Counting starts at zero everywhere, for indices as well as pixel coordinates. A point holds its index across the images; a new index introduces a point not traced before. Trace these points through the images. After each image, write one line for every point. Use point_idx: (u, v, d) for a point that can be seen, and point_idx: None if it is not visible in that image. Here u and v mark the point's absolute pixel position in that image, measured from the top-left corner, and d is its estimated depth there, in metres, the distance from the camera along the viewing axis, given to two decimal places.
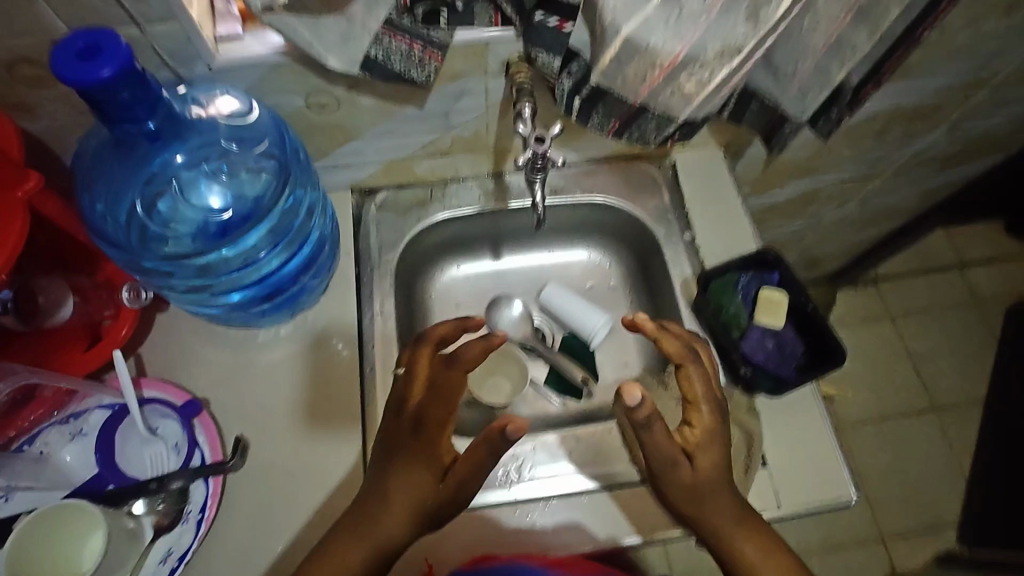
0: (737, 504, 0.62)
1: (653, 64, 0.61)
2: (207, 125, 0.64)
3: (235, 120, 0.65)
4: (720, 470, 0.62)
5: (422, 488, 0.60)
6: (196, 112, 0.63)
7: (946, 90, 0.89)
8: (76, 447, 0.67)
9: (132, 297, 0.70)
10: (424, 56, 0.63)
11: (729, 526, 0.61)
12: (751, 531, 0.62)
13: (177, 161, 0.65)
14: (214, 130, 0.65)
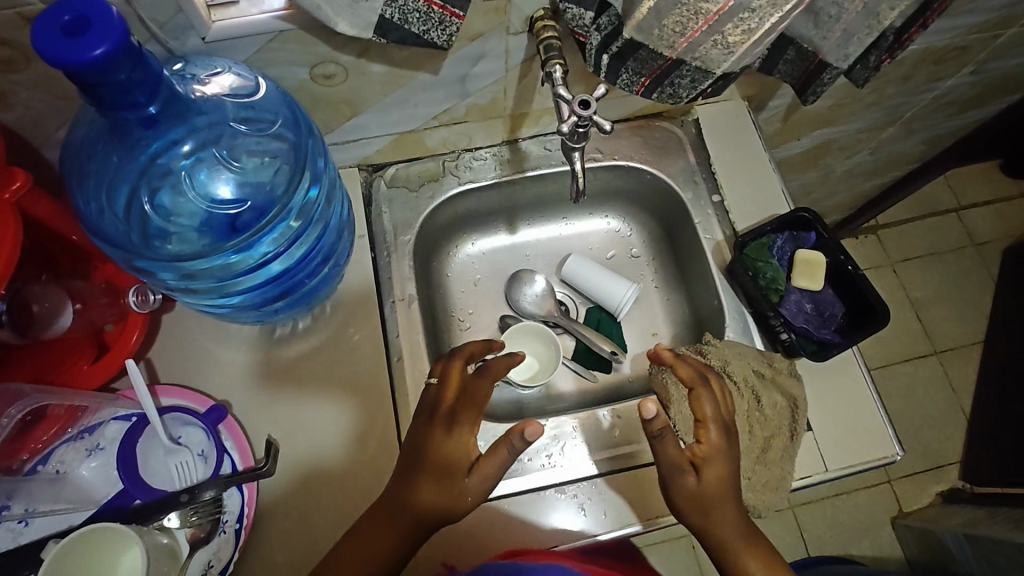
0: (742, 514, 0.62)
1: (698, 12, 0.57)
2: (212, 104, 0.56)
3: (241, 99, 0.58)
4: (727, 478, 0.62)
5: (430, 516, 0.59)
6: (198, 91, 0.55)
7: (978, 29, 0.84)
8: (95, 462, 0.63)
9: (140, 302, 0.66)
10: (445, 16, 0.56)
11: (731, 536, 0.61)
12: (750, 542, 0.62)
13: (179, 147, 0.57)
14: (220, 109, 0.57)
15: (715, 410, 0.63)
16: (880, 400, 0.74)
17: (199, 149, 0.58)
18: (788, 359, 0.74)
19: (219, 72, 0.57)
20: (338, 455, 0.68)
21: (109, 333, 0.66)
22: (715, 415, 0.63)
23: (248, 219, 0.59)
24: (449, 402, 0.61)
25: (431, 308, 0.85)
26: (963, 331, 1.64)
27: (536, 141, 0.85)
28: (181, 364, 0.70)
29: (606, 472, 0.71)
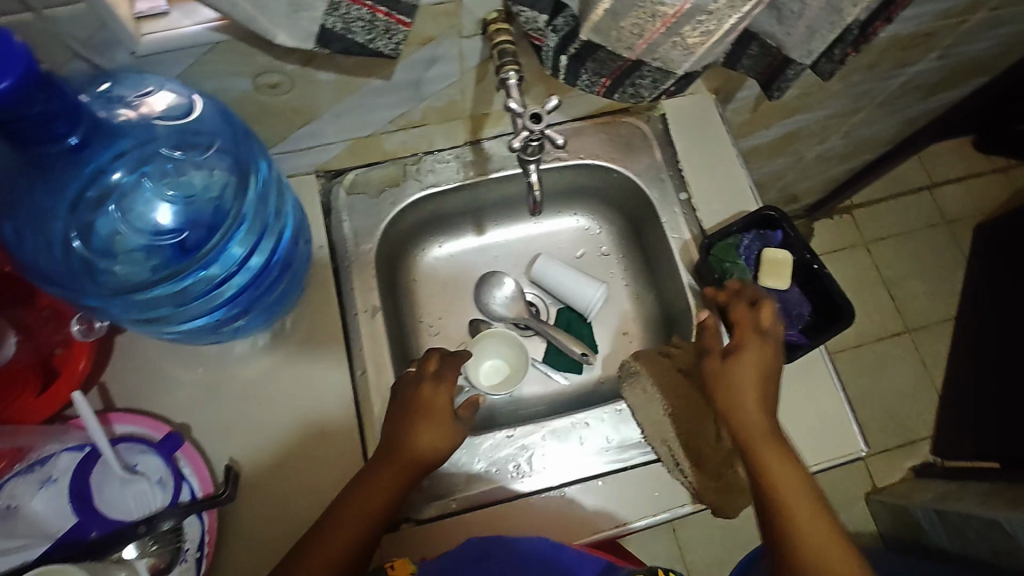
0: (769, 423, 0.63)
1: (653, 16, 0.54)
2: (141, 128, 0.55)
3: (172, 120, 0.56)
4: (756, 383, 0.64)
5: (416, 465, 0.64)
6: (124, 114, 0.54)
7: (945, 15, 0.83)
8: (46, 495, 0.60)
9: (85, 331, 0.64)
10: (390, 24, 0.54)
11: (761, 447, 0.62)
12: (779, 455, 0.61)
13: (112, 177, 0.56)
14: (150, 133, 0.56)
15: (774, 328, 0.67)
16: (845, 397, 0.75)
17: (133, 176, 0.57)
18: None
19: (150, 92, 0.55)
20: (302, 474, 0.67)
21: (56, 361, 0.63)
22: (756, 325, 0.68)
23: (199, 237, 0.57)
24: (430, 375, 0.69)
25: (397, 315, 0.84)
26: (934, 308, 1.66)
27: (499, 141, 0.82)
28: (134, 387, 0.68)
29: (574, 481, 0.71)
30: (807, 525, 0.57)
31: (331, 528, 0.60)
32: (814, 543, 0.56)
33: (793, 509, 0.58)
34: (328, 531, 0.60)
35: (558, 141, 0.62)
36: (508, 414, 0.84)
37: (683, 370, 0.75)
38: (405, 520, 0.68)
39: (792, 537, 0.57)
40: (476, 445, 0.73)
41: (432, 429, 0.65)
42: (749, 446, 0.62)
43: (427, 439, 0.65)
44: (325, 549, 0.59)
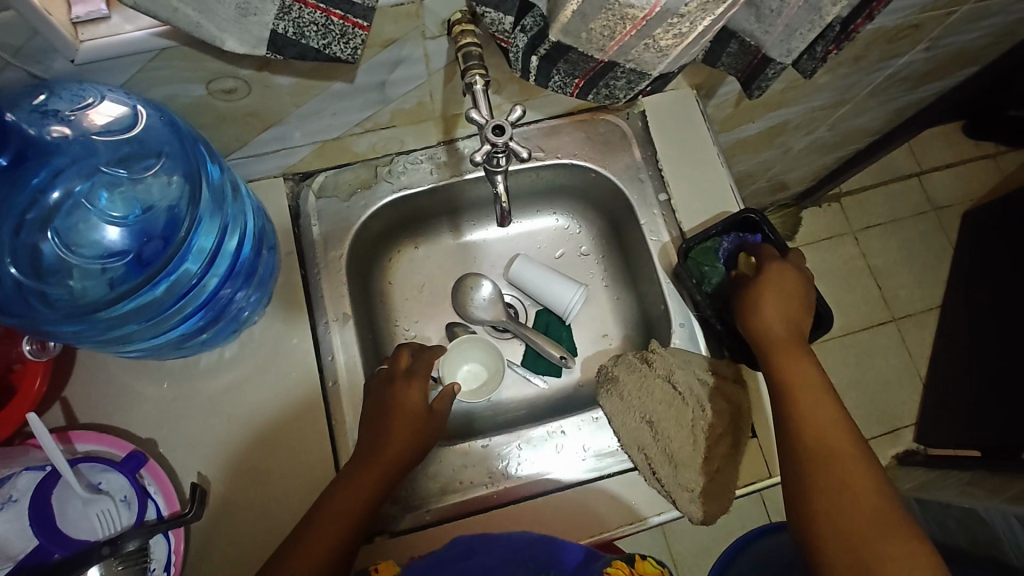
0: (795, 336, 0.65)
1: (623, 19, 0.51)
2: (77, 144, 0.55)
3: (113, 131, 0.55)
4: (784, 302, 0.67)
5: (411, 428, 0.66)
6: (56, 131, 0.53)
7: (931, 7, 0.81)
8: (5, 517, 0.58)
9: (37, 350, 0.61)
10: (346, 28, 0.51)
11: (784, 358, 0.64)
12: (795, 364, 0.64)
13: (53, 199, 0.55)
14: (90, 149, 0.55)
15: (792, 259, 0.71)
16: None
17: (79, 195, 0.56)
18: (734, 366, 0.73)
19: (90, 104, 0.53)
20: (269, 488, 0.65)
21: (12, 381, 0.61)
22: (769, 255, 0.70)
23: (156, 247, 0.57)
24: (402, 370, 0.70)
25: (371, 321, 0.82)
26: (921, 297, 1.66)
27: (474, 141, 0.80)
28: (97, 402, 0.66)
29: (549, 491, 0.70)
30: (825, 430, 0.59)
31: (343, 481, 0.62)
32: (832, 444, 0.58)
33: (806, 414, 0.60)
34: (341, 484, 0.61)
35: (523, 151, 0.59)
36: (485, 419, 0.83)
37: (664, 377, 0.71)
38: (379, 532, 0.67)
39: (811, 441, 0.59)
40: (450, 457, 0.71)
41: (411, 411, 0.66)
42: (772, 358, 0.65)
43: (413, 412, 0.66)
44: (343, 500, 0.60)
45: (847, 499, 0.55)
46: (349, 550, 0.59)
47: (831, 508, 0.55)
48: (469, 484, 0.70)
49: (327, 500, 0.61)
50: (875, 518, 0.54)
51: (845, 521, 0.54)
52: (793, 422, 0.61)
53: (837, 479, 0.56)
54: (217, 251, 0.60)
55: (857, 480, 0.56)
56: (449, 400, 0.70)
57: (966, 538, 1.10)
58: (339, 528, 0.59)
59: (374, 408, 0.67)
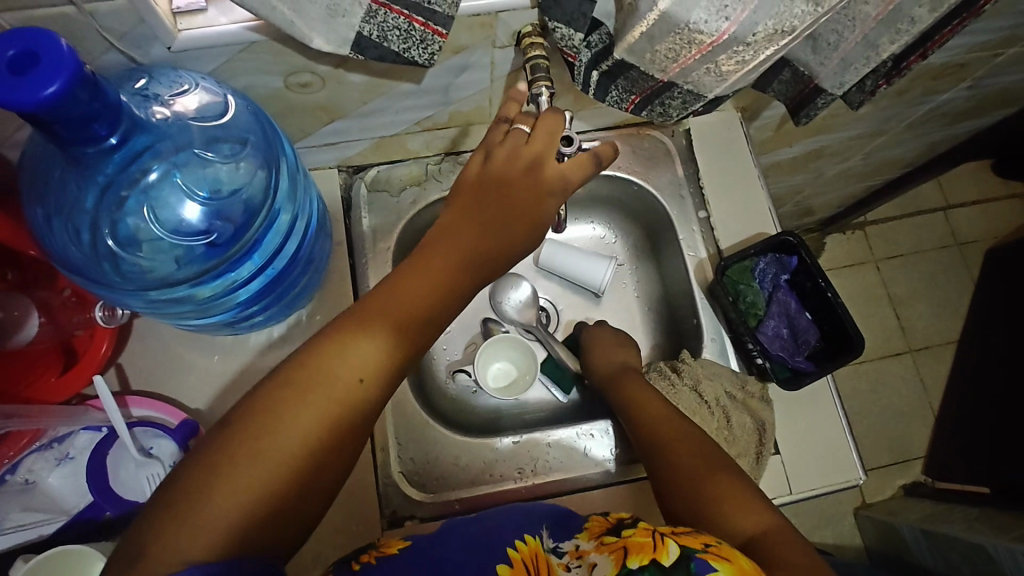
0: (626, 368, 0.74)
1: (690, 43, 0.53)
2: (175, 125, 0.56)
3: (207, 119, 0.57)
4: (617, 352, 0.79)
5: (448, 272, 0.56)
6: (159, 113, 0.54)
7: (980, 48, 0.82)
8: (64, 472, 0.62)
9: (107, 317, 0.66)
10: (426, 34, 0.54)
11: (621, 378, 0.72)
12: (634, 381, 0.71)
13: (149, 177, 0.56)
14: (185, 131, 0.56)
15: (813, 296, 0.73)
16: (848, 425, 0.75)
17: (165, 176, 0.57)
18: (761, 383, 0.75)
19: (186, 90, 0.55)
20: None
21: (75, 346, 0.65)
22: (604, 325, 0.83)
23: (229, 232, 0.59)
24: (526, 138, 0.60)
25: None
26: (939, 330, 1.66)
27: None
28: (151, 371, 0.69)
29: (572, 491, 0.72)
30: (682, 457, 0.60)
31: (338, 332, 0.50)
32: (669, 436, 0.62)
33: (647, 414, 0.66)
34: (327, 341, 0.50)
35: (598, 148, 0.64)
36: (512, 416, 0.85)
37: (691, 387, 0.74)
38: (408, 517, 0.69)
39: (654, 438, 0.63)
40: (479, 448, 0.74)
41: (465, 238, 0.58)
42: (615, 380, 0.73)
43: (451, 256, 0.57)
44: (333, 372, 0.48)
45: (681, 467, 0.59)
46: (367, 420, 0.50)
47: (683, 474, 0.58)
48: (497, 470, 0.74)
49: (315, 360, 0.48)
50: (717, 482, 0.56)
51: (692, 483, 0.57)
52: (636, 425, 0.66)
53: (712, 496, 0.55)
54: (284, 238, 0.63)
55: (695, 452, 0.60)
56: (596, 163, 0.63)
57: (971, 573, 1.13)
58: (337, 400, 0.48)
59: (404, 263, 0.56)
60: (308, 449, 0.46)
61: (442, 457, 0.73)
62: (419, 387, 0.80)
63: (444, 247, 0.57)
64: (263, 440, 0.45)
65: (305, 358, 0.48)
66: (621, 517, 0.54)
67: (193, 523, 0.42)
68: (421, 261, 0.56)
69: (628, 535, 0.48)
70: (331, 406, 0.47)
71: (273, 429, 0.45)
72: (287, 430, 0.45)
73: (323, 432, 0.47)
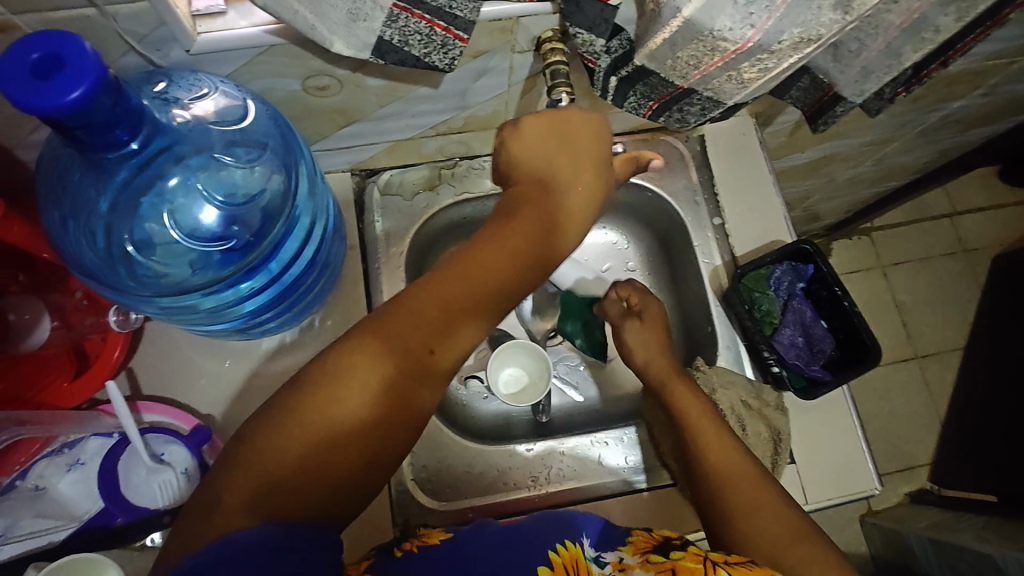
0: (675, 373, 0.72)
1: (713, 51, 0.53)
2: (195, 129, 0.55)
3: (227, 124, 0.56)
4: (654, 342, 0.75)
5: (523, 248, 0.53)
6: (179, 116, 0.53)
7: (997, 56, 0.82)
8: (75, 477, 0.62)
9: (121, 322, 0.64)
10: (447, 39, 0.53)
11: (671, 388, 0.70)
12: (685, 394, 0.69)
13: (169, 183, 0.55)
14: (206, 136, 0.55)
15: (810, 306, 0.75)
16: (863, 434, 0.75)
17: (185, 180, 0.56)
18: (776, 393, 0.74)
19: (205, 94, 0.54)
20: None
21: (87, 349, 0.64)
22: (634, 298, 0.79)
23: (246, 237, 0.59)
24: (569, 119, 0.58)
25: None
26: (945, 336, 1.66)
27: None
28: (162, 376, 0.69)
29: (586, 500, 0.72)
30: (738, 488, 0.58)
31: (416, 300, 0.49)
32: (730, 470, 0.61)
33: (702, 435, 0.65)
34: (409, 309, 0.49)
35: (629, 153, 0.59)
36: (523, 423, 0.84)
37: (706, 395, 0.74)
38: (421, 523, 0.69)
39: (710, 470, 0.62)
40: (493, 456, 0.74)
41: (535, 211, 0.54)
42: (665, 390, 0.71)
43: (528, 232, 0.54)
44: (406, 337, 0.48)
45: (744, 504, 0.57)
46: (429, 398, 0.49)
47: (747, 512, 0.57)
48: (511, 476, 0.73)
49: (388, 322, 0.48)
50: (783, 525, 0.55)
51: (757, 524, 0.55)
52: (690, 450, 0.64)
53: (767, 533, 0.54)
54: (301, 244, 0.63)
55: (758, 491, 0.58)
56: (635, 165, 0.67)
57: None
58: (410, 362, 0.48)
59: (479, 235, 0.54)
60: (374, 418, 0.46)
61: (455, 465, 0.73)
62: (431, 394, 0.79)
63: (524, 215, 0.54)
64: (324, 401, 0.45)
65: (382, 316, 0.49)
66: (665, 535, 0.54)
67: (241, 475, 0.44)
68: (501, 235, 0.53)
69: (677, 558, 0.48)
70: (397, 370, 0.47)
71: (343, 391, 0.46)
72: (357, 390, 0.46)
73: (391, 398, 0.47)
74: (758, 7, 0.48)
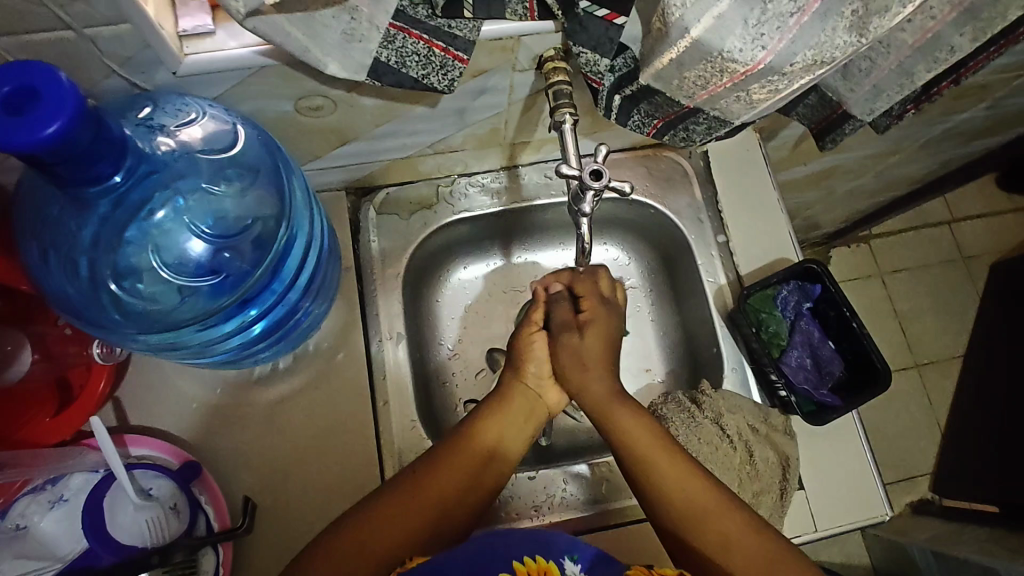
0: (612, 396, 0.65)
1: (723, 72, 0.51)
2: (181, 156, 0.53)
3: (215, 151, 0.54)
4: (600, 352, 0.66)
5: (527, 402, 0.66)
6: (163, 144, 0.51)
7: (1004, 71, 0.81)
8: (57, 515, 0.58)
9: (105, 354, 0.63)
10: (446, 60, 0.52)
11: (615, 419, 0.63)
12: (635, 424, 0.63)
13: (155, 214, 0.53)
14: (194, 163, 0.54)
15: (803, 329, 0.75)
16: (872, 457, 0.73)
17: (172, 212, 0.54)
18: (784, 416, 0.73)
19: (192, 119, 0.52)
20: (321, 499, 0.65)
21: (71, 381, 0.62)
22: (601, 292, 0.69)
23: (240, 265, 0.57)
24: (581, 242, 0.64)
25: (419, 339, 0.81)
26: None
27: (536, 168, 0.81)
28: (150, 405, 0.66)
29: (590, 530, 0.70)
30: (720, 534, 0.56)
31: (450, 456, 0.60)
32: (693, 505, 0.57)
33: (653, 469, 0.60)
34: (453, 448, 0.60)
35: (625, 188, 0.56)
36: None
37: (712, 420, 0.71)
38: None
39: (665, 509, 0.58)
40: None
41: (539, 369, 0.68)
42: (609, 422, 0.64)
43: (528, 397, 0.67)
44: (451, 467, 0.59)
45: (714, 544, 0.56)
46: (483, 497, 0.60)
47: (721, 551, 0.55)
48: (513, 505, 0.71)
49: (427, 476, 0.58)
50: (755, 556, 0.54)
51: (731, 563, 0.55)
52: (648, 489, 0.60)
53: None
54: (297, 272, 0.61)
55: (728, 526, 0.56)
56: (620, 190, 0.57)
57: None
58: (455, 484, 0.59)
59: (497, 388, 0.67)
60: (421, 518, 0.56)
61: None
62: (430, 420, 0.76)
63: (517, 384, 0.67)
64: (366, 536, 0.54)
65: (416, 477, 0.58)
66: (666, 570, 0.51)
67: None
68: (501, 400, 0.65)
69: None
70: (442, 499, 0.58)
71: (396, 507, 0.56)
72: (410, 507, 0.56)
73: (437, 512, 0.57)
74: (768, 27, 0.46)
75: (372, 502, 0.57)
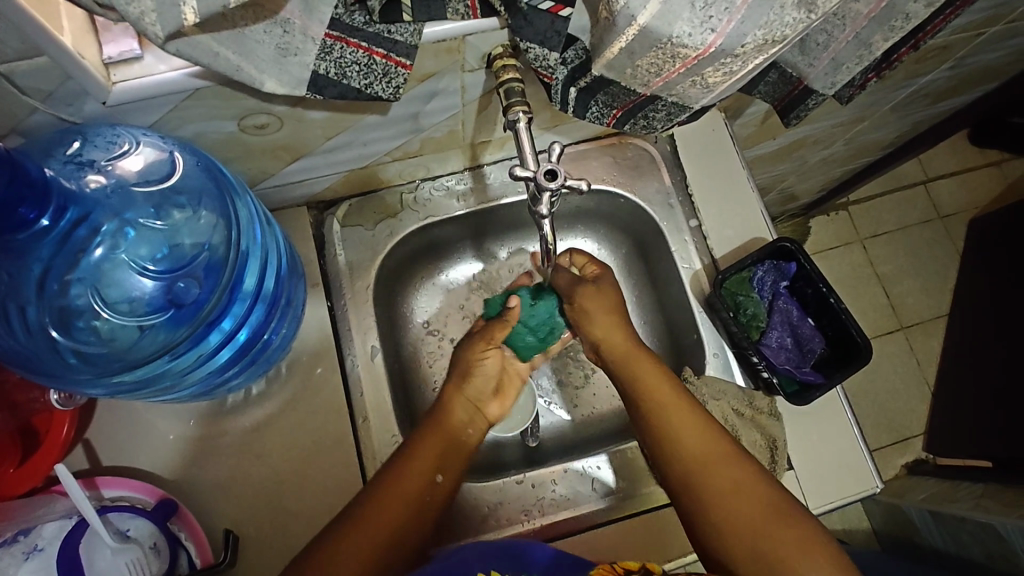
0: (633, 350, 0.67)
1: (674, 58, 0.49)
2: (113, 191, 0.53)
3: (151, 180, 0.54)
4: (611, 313, 0.69)
5: (469, 406, 0.68)
6: (93, 181, 0.51)
7: (966, 31, 0.80)
8: (34, 566, 0.54)
9: (64, 400, 0.60)
10: (388, 67, 0.50)
11: (631, 365, 0.66)
12: (649, 371, 0.65)
13: (96, 254, 0.54)
14: (128, 197, 0.54)
15: (779, 312, 0.75)
16: (859, 430, 0.73)
17: (113, 249, 0.54)
18: (769, 398, 0.72)
19: (126, 151, 0.51)
20: (305, 523, 0.64)
21: (35, 427, 0.61)
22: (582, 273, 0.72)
23: (197, 292, 0.56)
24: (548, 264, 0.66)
25: (396, 350, 0.80)
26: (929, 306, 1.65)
27: (500, 166, 0.79)
28: (123, 445, 0.64)
29: (580, 529, 0.69)
30: (742, 510, 0.55)
31: (418, 455, 0.61)
32: (698, 445, 0.59)
33: (668, 414, 0.62)
34: (417, 444, 0.61)
35: (582, 185, 0.55)
36: (512, 448, 0.80)
37: None
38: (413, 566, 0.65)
39: (677, 448, 0.60)
40: (482, 493, 0.70)
41: (478, 388, 0.69)
42: (626, 364, 0.66)
43: (470, 407, 0.68)
44: (416, 471, 0.60)
45: (724, 489, 0.56)
46: (436, 509, 0.60)
47: (724, 502, 0.56)
48: (504, 514, 0.70)
49: (389, 487, 0.58)
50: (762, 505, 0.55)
51: (734, 513, 0.55)
52: (659, 433, 0.61)
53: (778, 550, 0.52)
54: (258, 292, 0.59)
55: (735, 475, 0.57)
56: (575, 190, 0.56)
57: (983, 551, 1.04)
58: (406, 502, 0.58)
59: (436, 401, 0.67)
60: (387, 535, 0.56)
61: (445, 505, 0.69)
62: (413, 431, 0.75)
63: (463, 387, 0.68)
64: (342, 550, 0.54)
65: (376, 490, 0.58)
66: (627, 566, 0.54)
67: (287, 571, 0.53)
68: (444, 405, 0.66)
69: None
70: (401, 510, 0.57)
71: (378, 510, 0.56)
72: (380, 516, 0.56)
73: (406, 516, 0.57)
74: (716, 9, 0.44)
75: (343, 521, 0.56)
